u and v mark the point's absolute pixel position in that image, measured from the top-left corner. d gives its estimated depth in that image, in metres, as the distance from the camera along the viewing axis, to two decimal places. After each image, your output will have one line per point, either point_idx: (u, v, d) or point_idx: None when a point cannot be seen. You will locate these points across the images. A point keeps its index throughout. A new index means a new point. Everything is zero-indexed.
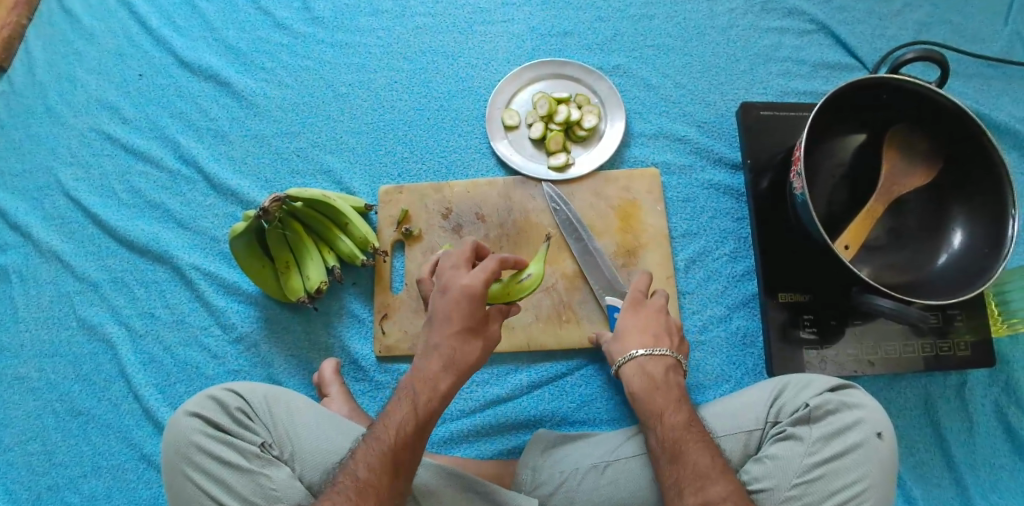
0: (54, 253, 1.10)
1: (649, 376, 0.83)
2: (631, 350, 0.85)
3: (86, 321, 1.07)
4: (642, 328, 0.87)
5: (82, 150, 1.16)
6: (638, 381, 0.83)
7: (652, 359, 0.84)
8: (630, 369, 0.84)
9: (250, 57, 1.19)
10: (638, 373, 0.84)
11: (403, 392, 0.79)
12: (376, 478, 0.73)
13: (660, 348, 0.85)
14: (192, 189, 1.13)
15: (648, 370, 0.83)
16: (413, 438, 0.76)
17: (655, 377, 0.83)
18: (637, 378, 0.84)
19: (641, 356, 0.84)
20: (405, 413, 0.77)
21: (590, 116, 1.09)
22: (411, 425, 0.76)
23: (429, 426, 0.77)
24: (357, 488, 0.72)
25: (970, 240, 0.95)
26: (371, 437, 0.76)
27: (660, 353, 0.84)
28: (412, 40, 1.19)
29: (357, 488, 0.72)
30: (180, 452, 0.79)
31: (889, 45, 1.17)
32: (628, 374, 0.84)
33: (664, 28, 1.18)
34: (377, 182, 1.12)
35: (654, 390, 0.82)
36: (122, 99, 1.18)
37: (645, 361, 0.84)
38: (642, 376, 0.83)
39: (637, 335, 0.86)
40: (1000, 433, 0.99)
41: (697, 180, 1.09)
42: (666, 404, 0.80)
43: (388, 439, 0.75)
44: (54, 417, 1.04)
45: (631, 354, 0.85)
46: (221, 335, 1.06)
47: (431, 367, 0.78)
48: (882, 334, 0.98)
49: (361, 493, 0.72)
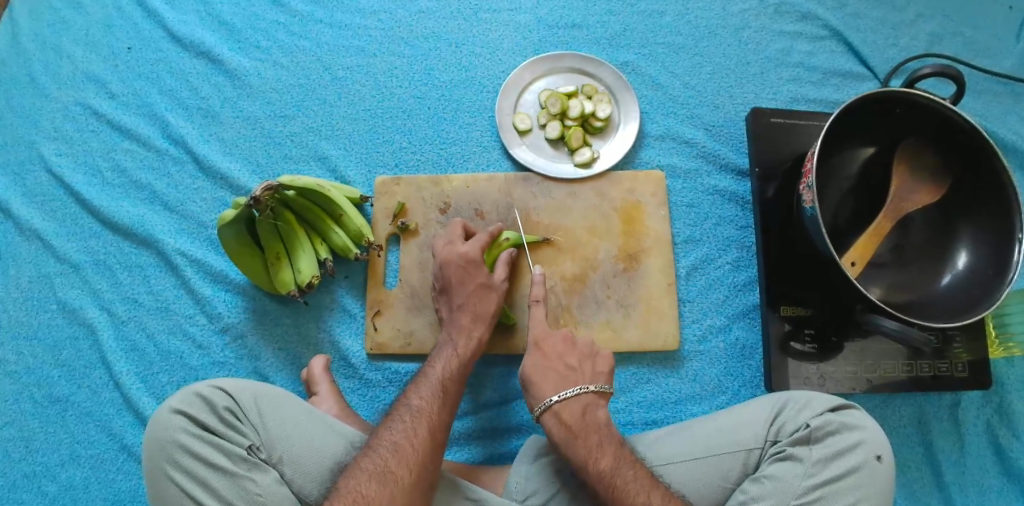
0: (34, 232, 1.05)
1: (575, 421, 0.85)
2: (547, 398, 0.86)
3: (66, 304, 1.03)
4: (558, 369, 0.90)
5: (66, 125, 1.10)
6: (559, 428, 0.84)
7: (567, 404, 0.86)
8: (550, 419, 0.85)
9: (244, 34, 1.14)
10: (558, 421, 0.85)
11: (443, 345, 0.91)
12: (429, 404, 0.82)
13: (571, 388, 0.87)
14: (180, 170, 1.08)
15: (565, 418, 0.85)
16: (457, 375, 0.87)
17: (573, 423, 0.84)
18: (558, 427, 0.85)
19: (555, 402, 0.86)
20: (449, 357, 0.89)
21: (602, 105, 1.07)
22: (454, 366, 0.87)
23: (466, 369, 0.89)
24: (410, 412, 0.81)
25: (974, 261, 0.94)
26: (418, 379, 0.86)
27: (574, 394, 0.86)
28: (414, 25, 1.14)
29: (411, 413, 0.81)
30: (163, 451, 0.76)
31: (901, 55, 1.14)
32: (549, 424, 0.85)
33: (675, 26, 1.15)
34: (373, 172, 1.08)
35: (576, 438, 0.82)
36: (109, 73, 1.12)
37: (560, 407, 0.86)
38: (562, 424, 0.84)
39: (553, 379, 0.88)
40: (990, 453, 1.00)
41: (703, 185, 1.07)
42: (592, 448, 0.81)
43: (436, 377, 0.86)
44: (31, 402, 1.00)
45: (546, 403, 0.86)
46: (206, 324, 1.02)
47: (463, 324, 0.92)
48: (880, 352, 0.98)
49: (415, 416, 0.80)
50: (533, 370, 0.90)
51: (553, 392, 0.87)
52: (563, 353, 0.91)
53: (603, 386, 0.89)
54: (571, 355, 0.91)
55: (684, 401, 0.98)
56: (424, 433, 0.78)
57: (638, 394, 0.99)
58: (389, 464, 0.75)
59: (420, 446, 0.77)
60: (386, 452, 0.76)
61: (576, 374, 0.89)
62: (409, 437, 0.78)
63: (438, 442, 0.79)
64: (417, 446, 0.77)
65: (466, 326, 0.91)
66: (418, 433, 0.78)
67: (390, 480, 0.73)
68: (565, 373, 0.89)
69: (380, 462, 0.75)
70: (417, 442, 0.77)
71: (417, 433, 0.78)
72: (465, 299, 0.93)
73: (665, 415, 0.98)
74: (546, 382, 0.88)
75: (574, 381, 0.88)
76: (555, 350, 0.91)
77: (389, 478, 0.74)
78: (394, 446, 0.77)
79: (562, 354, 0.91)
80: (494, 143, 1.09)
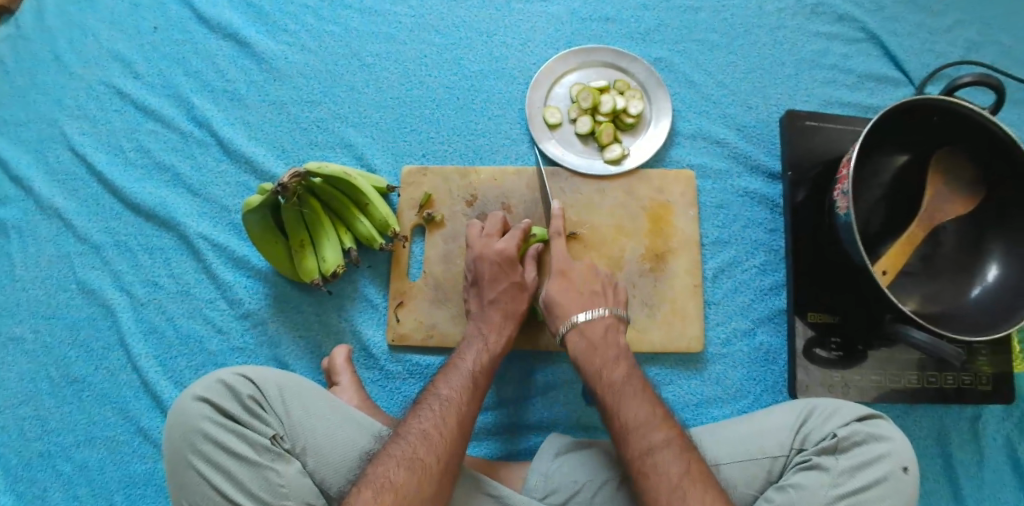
0: (54, 211, 1.04)
1: (597, 340, 0.87)
2: (573, 315, 0.89)
3: (86, 285, 1.02)
4: (585, 293, 0.92)
5: (89, 103, 1.08)
6: (580, 343, 0.88)
7: (591, 323, 0.89)
8: (574, 334, 0.89)
9: (271, 17, 1.12)
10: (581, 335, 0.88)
11: (472, 337, 0.90)
12: (459, 395, 0.81)
13: (597, 308, 0.90)
14: (203, 153, 1.06)
15: (588, 334, 0.88)
16: (487, 367, 0.87)
17: (594, 340, 0.88)
18: (580, 340, 0.88)
19: (581, 320, 0.89)
20: (478, 350, 0.88)
21: (635, 102, 1.05)
22: (483, 359, 0.87)
23: (495, 362, 0.89)
24: (440, 402, 0.80)
25: (1006, 274, 0.94)
26: (447, 368, 0.86)
27: (600, 313, 0.89)
28: (445, 12, 1.12)
29: (440, 402, 0.80)
30: (187, 439, 0.75)
31: (938, 61, 1.12)
32: (571, 338, 0.89)
33: (709, 23, 1.13)
34: (400, 161, 1.06)
35: (593, 352, 0.86)
36: (134, 52, 1.10)
37: (584, 325, 0.88)
38: (583, 340, 0.88)
39: (579, 301, 0.91)
40: (1008, 467, 1.00)
41: (732, 187, 1.06)
42: (607, 363, 0.85)
43: (467, 368, 0.85)
44: (48, 381, 1.00)
45: (572, 319, 0.89)
46: (227, 310, 1.01)
47: (494, 319, 0.91)
48: (906, 363, 0.97)
49: (445, 404, 0.80)
50: (557, 293, 0.92)
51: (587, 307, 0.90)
52: (591, 279, 0.94)
53: (625, 313, 0.92)
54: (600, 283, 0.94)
55: (706, 404, 0.98)
56: (454, 422, 0.78)
57: (660, 396, 0.98)
58: (418, 451, 0.74)
59: (449, 435, 0.77)
60: (416, 439, 0.75)
61: (601, 297, 0.92)
62: (439, 425, 0.77)
63: (466, 432, 0.79)
64: (446, 435, 0.76)
65: (496, 319, 0.91)
66: (447, 422, 0.78)
67: (419, 467, 0.73)
68: (592, 295, 0.92)
69: (410, 449, 0.74)
70: (446, 430, 0.77)
71: (447, 422, 0.78)
72: (492, 293, 0.92)
73: (686, 417, 0.98)
74: (572, 305, 0.91)
75: (599, 303, 0.91)
76: (581, 277, 0.94)
77: (419, 466, 0.73)
78: (424, 433, 0.76)
79: (589, 282, 0.93)
80: (523, 136, 1.07)
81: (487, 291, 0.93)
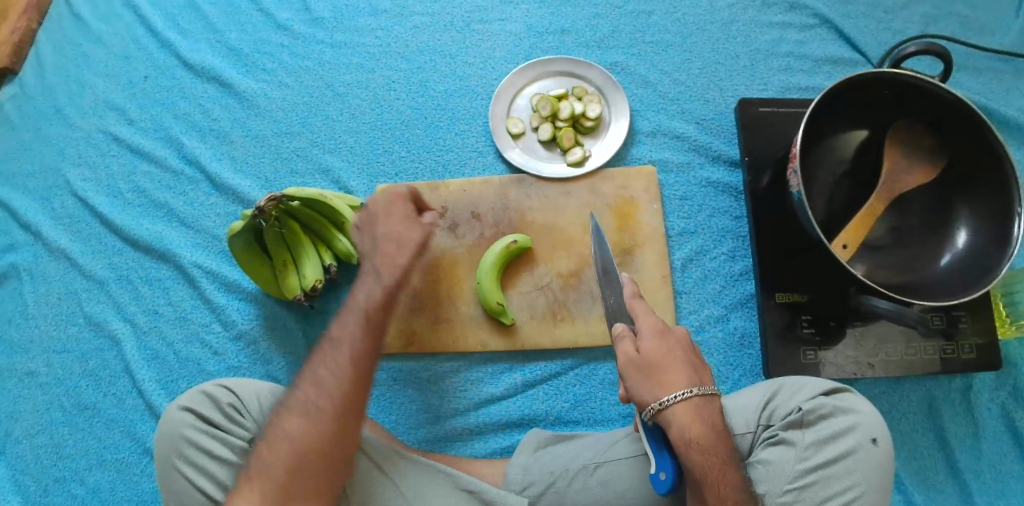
0: (62, 251, 1.13)
1: (708, 423, 0.74)
2: (684, 390, 0.73)
3: (92, 318, 1.10)
4: (687, 362, 0.76)
5: (89, 151, 1.18)
6: (694, 426, 0.73)
7: (704, 406, 0.74)
8: (682, 413, 0.73)
9: (250, 58, 1.21)
10: (694, 415, 0.73)
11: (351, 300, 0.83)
12: (351, 336, 0.80)
13: (707, 386, 0.75)
14: (194, 189, 1.15)
15: (700, 415, 0.74)
16: (382, 302, 0.83)
17: (709, 423, 0.74)
18: (692, 425, 0.73)
19: (696, 395, 0.73)
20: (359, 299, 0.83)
21: (593, 105, 1.09)
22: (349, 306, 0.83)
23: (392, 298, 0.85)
24: (332, 345, 0.79)
25: (975, 238, 0.93)
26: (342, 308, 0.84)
27: (709, 391, 0.75)
28: (410, 39, 1.19)
29: (333, 345, 0.79)
30: (171, 445, 0.80)
31: (895, 39, 1.14)
32: (680, 418, 0.73)
33: (662, 24, 1.17)
34: (375, 181, 1.12)
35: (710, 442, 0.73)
36: (128, 101, 1.20)
37: (699, 402, 0.74)
38: (698, 423, 0.73)
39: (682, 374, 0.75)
40: (1006, 437, 0.97)
41: (695, 178, 1.08)
42: (723, 461, 0.73)
43: (360, 307, 0.82)
44: (61, 411, 1.07)
45: (682, 394, 0.73)
46: (222, 332, 1.07)
47: (386, 276, 0.85)
48: (883, 335, 0.96)
49: (337, 349, 0.79)
50: (654, 355, 0.75)
51: (690, 384, 0.74)
52: (686, 348, 0.77)
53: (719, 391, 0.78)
54: (691, 353, 0.78)
55: None
56: (345, 367, 0.77)
57: None
58: (312, 399, 0.76)
59: (343, 378, 0.77)
60: (311, 387, 0.77)
61: (702, 374, 0.77)
62: (334, 373, 0.77)
63: (367, 374, 0.79)
64: (340, 378, 0.77)
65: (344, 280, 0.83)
66: (341, 364, 0.78)
67: (314, 413, 0.75)
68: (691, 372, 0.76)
69: (306, 398, 0.76)
70: (341, 374, 0.77)
71: (341, 367, 0.77)
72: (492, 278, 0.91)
73: None
74: (676, 373, 0.74)
75: (704, 378, 0.76)
76: (677, 339, 0.77)
77: (315, 414, 0.75)
78: (319, 381, 0.77)
79: (687, 349, 0.77)
80: (489, 148, 1.12)
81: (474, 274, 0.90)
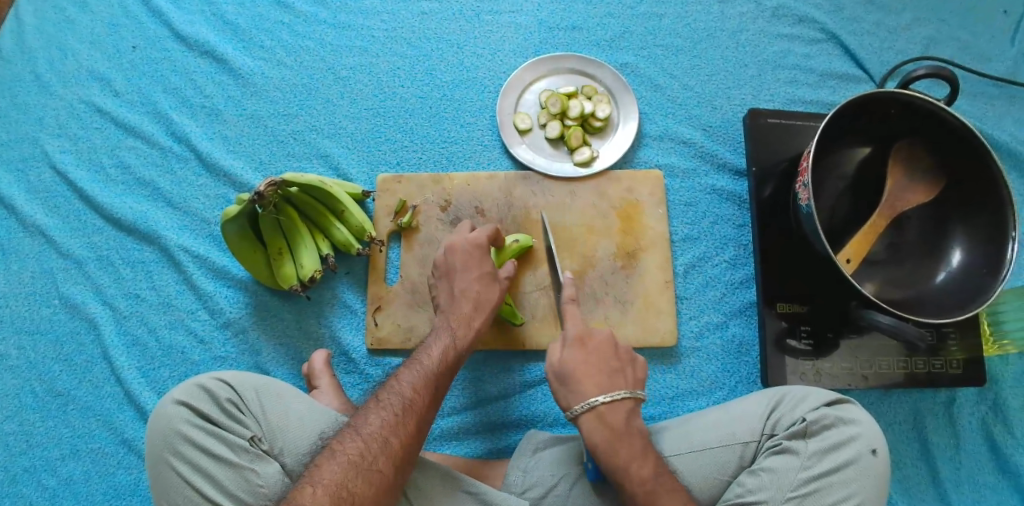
0: (37, 228, 1.06)
1: (619, 426, 0.80)
2: (592, 398, 0.81)
3: (69, 299, 1.04)
4: (602, 368, 0.83)
5: (70, 122, 1.12)
6: (602, 432, 0.80)
7: (612, 407, 0.80)
8: (590, 419, 0.80)
9: (248, 34, 1.15)
10: (603, 420, 0.80)
11: (417, 357, 0.85)
12: (422, 398, 0.80)
13: (617, 390, 0.82)
14: (183, 167, 1.09)
15: (608, 420, 0.80)
16: (448, 366, 0.85)
17: (618, 427, 0.80)
18: (598, 429, 0.80)
19: (600, 404, 0.80)
20: (443, 344, 0.87)
21: (602, 106, 1.08)
22: (430, 364, 0.84)
23: (458, 360, 0.87)
24: (403, 402, 0.79)
25: (970, 259, 0.95)
26: (411, 362, 0.84)
27: (621, 396, 0.81)
28: (417, 26, 1.16)
29: (403, 404, 0.78)
30: (165, 443, 0.76)
31: (897, 58, 1.16)
32: (588, 425, 0.80)
33: (673, 28, 1.17)
34: (376, 170, 1.09)
35: (619, 442, 0.79)
36: (114, 72, 1.14)
37: (605, 409, 0.80)
38: (603, 428, 0.80)
39: (598, 378, 0.82)
40: (985, 450, 1.00)
41: (700, 184, 1.08)
42: (631, 458, 0.78)
43: (430, 365, 0.84)
44: (32, 396, 1.01)
45: (590, 402, 0.81)
46: (209, 320, 1.03)
47: (463, 310, 0.91)
48: (876, 349, 0.99)
49: (408, 407, 0.78)
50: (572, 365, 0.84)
51: (602, 390, 0.81)
52: (606, 356, 0.84)
53: (643, 393, 0.84)
54: (614, 358, 0.85)
55: (681, 396, 0.99)
56: (411, 428, 0.77)
57: None
58: (378, 461, 0.73)
59: (409, 443, 0.76)
60: (376, 446, 0.74)
61: (618, 378, 0.83)
62: (400, 434, 0.76)
63: (424, 434, 0.79)
64: (405, 442, 0.76)
65: (429, 345, 0.87)
66: (408, 427, 0.77)
67: (377, 479, 0.72)
68: (610, 375, 0.83)
69: (367, 456, 0.73)
70: (406, 437, 0.76)
71: (407, 429, 0.77)
72: (464, 281, 0.92)
73: (663, 410, 0.99)
74: (591, 380, 0.82)
75: (620, 383, 0.83)
76: (597, 347, 0.85)
77: (376, 476, 0.72)
78: (385, 443, 0.74)
79: (605, 356, 0.85)
80: (495, 142, 1.11)
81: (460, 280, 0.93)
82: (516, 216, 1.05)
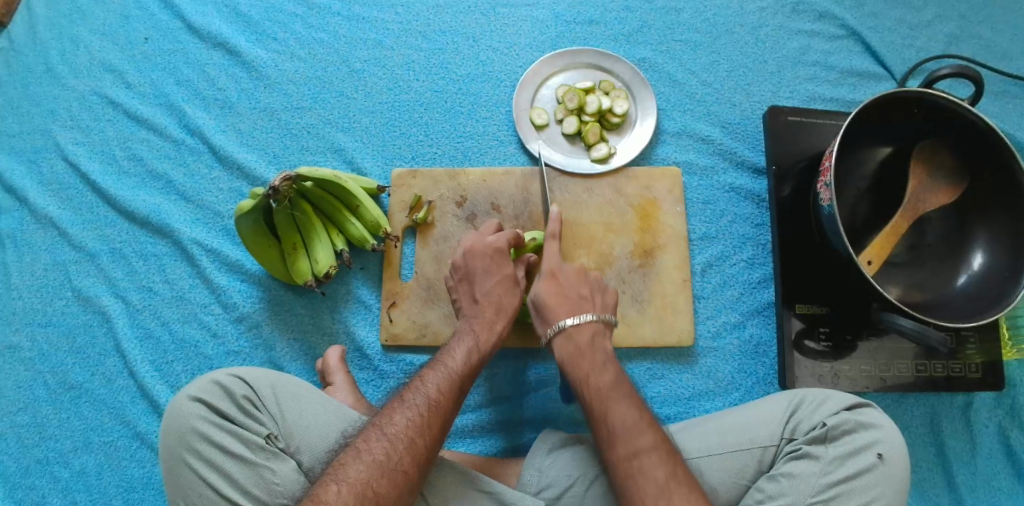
0: (49, 220, 1.06)
1: (588, 349, 0.84)
2: (560, 320, 0.85)
3: (82, 292, 1.03)
4: (569, 297, 0.88)
5: (82, 113, 1.10)
6: (568, 351, 0.84)
7: (579, 328, 0.85)
8: (560, 343, 0.85)
9: (261, 26, 1.14)
10: (572, 342, 0.85)
11: (443, 358, 0.85)
12: (446, 399, 0.79)
13: (584, 315, 0.86)
14: (196, 160, 1.08)
15: (575, 339, 0.85)
16: (473, 368, 0.85)
17: (583, 344, 0.84)
18: (565, 349, 0.84)
19: (567, 326, 0.85)
20: (466, 346, 0.86)
21: (619, 101, 1.07)
22: (454, 366, 0.83)
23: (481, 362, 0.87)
24: (428, 404, 0.78)
25: (991, 262, 0.94)
26: (435, 363, 0.84)
27: (587, 319, 0.86)
28: (432, 18, 1.15)
29: (429, 406, 0.78)
30: (182, 441, 0.76)
31: (918, 56, 1.14)
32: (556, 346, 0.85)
33: (692, 23, 1.15)
34: (390, 165, 1.08)
35: (580, 357, 0.83)
36: (126, 63, 1.13)
37: (572, 330, 0.85)
38: (570, 346, 0.84)
39: (568, 305, 0.87)
40: (1002, 455, 1.00)
41: (719, 182, 1.07)
42: (591, 370, 0.82)
43: (454, 366, 0.83)
44: (45, 389, 1.00)
45: (559, 325, 0.85)
46: (222, 314, 1.02)
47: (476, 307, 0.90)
48: (896, 351, 0.98)
49: (433, 409, 0.78)
50: (545, 295, 0.88)
51: (573, 314, 0.86)
52: (576, 285, 0.89)
53: (611, 318, 0.88)
54: (586, 287, 0.90)
55: (697, 397, 0.99)
56: (434, 429, 0.76)
57: (651, 390, 0.99)
58: (403, 462, 0.73)
59: (433, 444, 0.76)
60: (401, 447, 0.73)
61: (587, 304, 0.88)
62: (427, 436, 0.75)
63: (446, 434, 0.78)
64: (430, 444, 0.75)
65: (452, 347, 0.86)
66: (433, 429, 0.76)
67: (400, 480, 0.72)
68: (579, 301, 0.88)
69: (392, 457, 0.73)
70: (430, 439, 0.76)
71: (431, 431, 0.76)
72: (482, 280, 0.92)
73: (678, 411, 0.98)
74: (560, 308, 0.87)
75: (587, 308, 0.87)
76: (568, 278, 0.90)
77: (400, 477, 0.72)
78: (410, 444, 0.74)
79: (578, 286, 0.89)
80: (511, 138, 1.09)
81: (475, 279, 0.92)
82: (532, 213, 1.03)
